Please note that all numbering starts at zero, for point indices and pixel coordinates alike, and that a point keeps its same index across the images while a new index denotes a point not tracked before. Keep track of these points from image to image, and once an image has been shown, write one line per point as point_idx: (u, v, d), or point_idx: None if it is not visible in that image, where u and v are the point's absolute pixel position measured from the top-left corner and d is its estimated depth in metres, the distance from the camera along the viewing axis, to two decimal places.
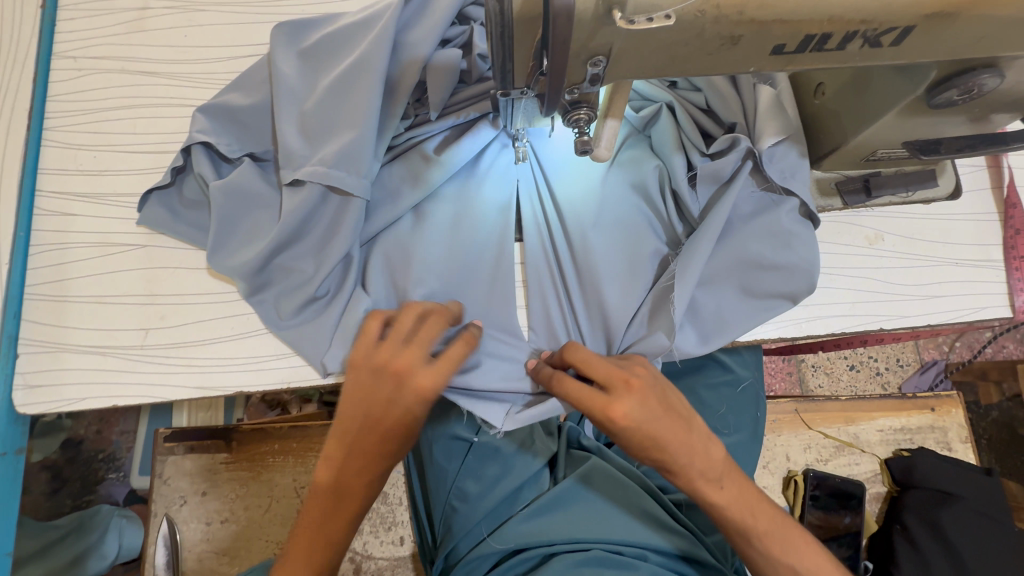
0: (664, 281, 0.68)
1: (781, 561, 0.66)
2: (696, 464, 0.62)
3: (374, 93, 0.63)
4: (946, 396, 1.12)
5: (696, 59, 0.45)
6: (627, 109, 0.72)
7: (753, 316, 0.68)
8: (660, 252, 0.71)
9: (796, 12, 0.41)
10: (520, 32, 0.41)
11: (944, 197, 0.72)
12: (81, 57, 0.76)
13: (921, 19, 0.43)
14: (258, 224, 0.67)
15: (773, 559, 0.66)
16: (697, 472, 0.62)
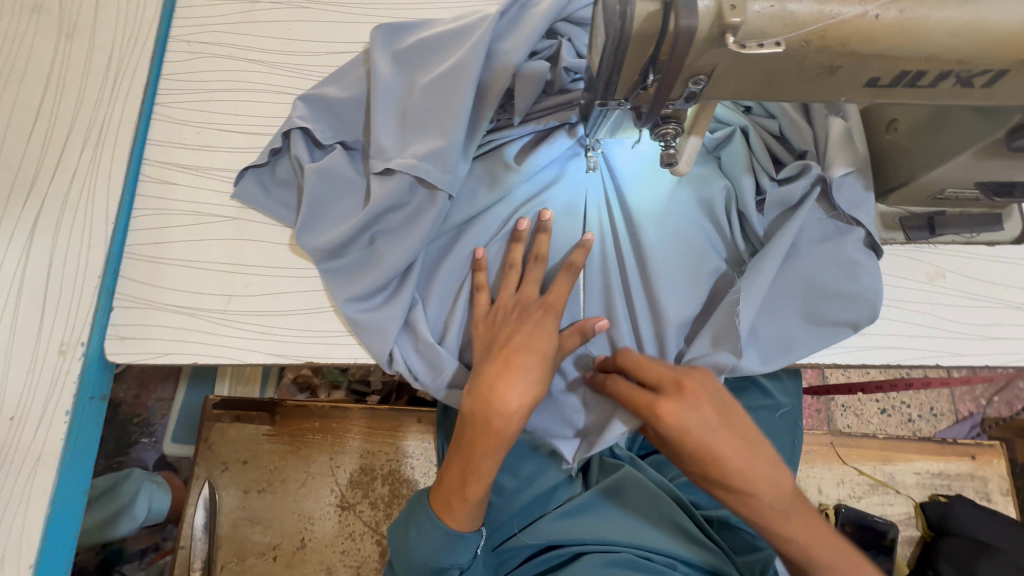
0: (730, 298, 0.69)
1: None
2: (760, 487, 0.62)
3: (467, 96, 0.68)
4: (988, 446, 1.10)
5: (792, 86, 0.47)
6: None
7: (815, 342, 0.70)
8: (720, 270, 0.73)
9: (896, 48, 0.44)
10: (634, 47, 0.44)
11: (1009, 241, 0.72)
12: (193, 42, 0.83)
13: (1016, 64, 0.45)
14: (345, 209, 0.71)
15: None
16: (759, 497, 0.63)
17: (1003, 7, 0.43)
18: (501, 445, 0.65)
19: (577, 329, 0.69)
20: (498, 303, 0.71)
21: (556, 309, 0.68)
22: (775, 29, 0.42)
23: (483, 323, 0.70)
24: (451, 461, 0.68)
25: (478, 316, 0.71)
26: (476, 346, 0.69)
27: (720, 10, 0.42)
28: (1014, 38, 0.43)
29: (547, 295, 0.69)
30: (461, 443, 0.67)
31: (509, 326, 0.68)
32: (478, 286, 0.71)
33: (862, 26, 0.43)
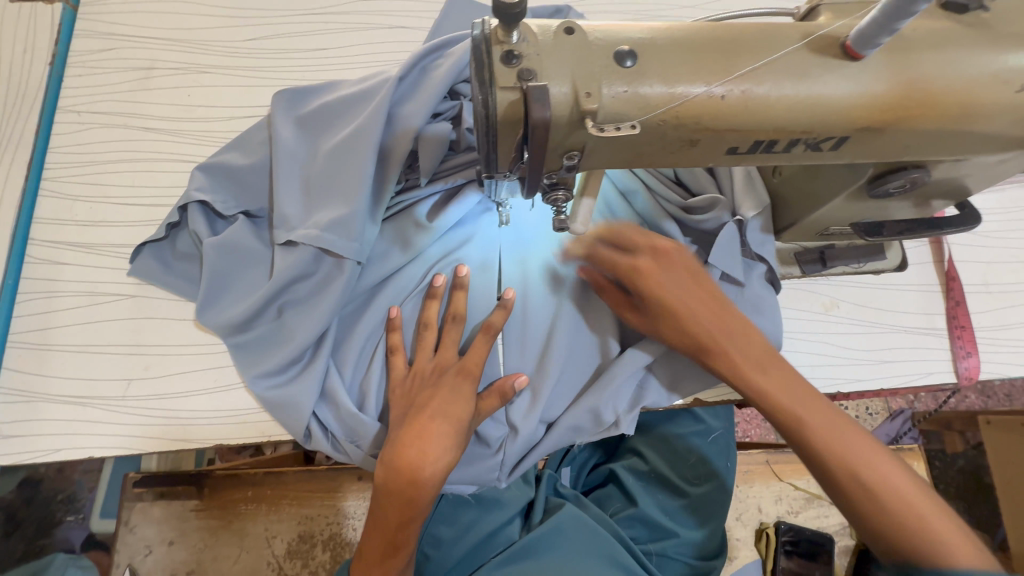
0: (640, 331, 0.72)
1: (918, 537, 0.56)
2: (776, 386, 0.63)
3: (368, 162, 0.68)
4: (909, 450, 1.17)
5: (659, 156, 0.50)
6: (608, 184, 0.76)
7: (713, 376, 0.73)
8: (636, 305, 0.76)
9: (745, 122, 0.47)
10: (503, 131, 0.45)
11: (893, 268, 0.78)
12: (85, 112, 0.79)
13: (853, 131, 0.49)
14: (250, 283, 0.69)
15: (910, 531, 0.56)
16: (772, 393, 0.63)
17: (835, 83, 0.47)
18: (415, 515, 0.63)
19: (497, 391, 0.69)
20: (416, 367, 0.69)
21: (474, 373, 0.68)
22: (632, 112, 0.45)
23: (400, 387, 0.68)
24: (370, 532, 0.65)
25: (394, 382, 0.69)
26: (392, 412, 0.67)
27: (577, 96, 0.44)
28: (847, 109, 0.47)
29: (465, 357, 0.69)
30: (378, 513, 0.64)
31: (426, 390, 0.66)
32: (393, 348, 0.70)
33: (711, 105, 0.46)
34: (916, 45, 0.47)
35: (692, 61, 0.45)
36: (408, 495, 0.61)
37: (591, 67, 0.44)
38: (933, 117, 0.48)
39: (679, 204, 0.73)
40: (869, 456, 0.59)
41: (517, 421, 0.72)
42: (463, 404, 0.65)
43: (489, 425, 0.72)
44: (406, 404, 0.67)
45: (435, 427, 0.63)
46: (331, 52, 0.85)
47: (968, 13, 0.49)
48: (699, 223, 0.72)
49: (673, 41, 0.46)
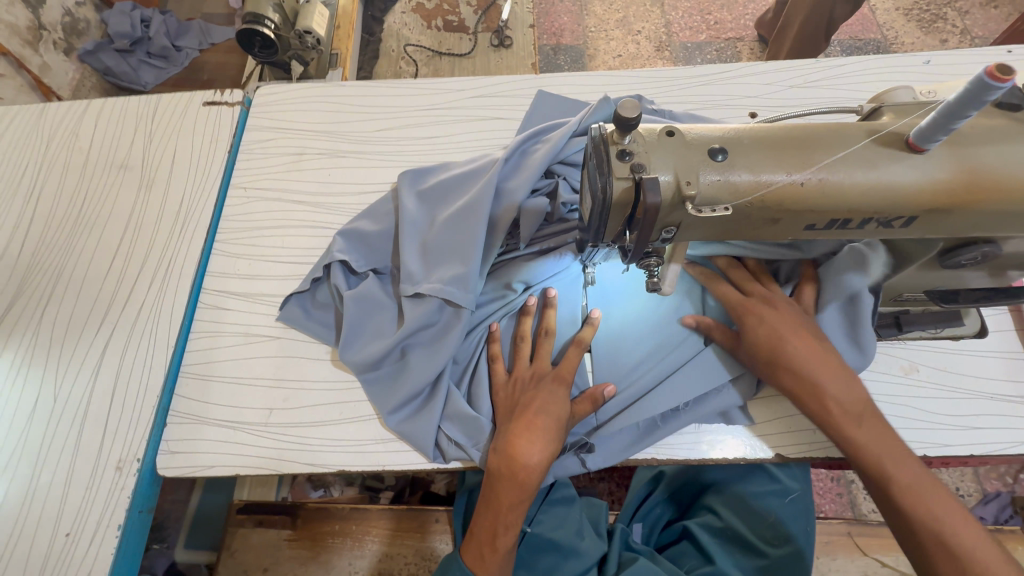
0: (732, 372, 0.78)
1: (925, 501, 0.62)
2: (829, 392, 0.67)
3: (480, 228, 0.80)
4: (1011, 531, 1.10)
5: (746, 232, 0.59)
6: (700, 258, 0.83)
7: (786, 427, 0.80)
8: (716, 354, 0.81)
9: (823, 204, 0.55)
10: (615, 210, 0.56)
11: (973, 334, 0.81)
12: (249, 188, 0.99)
13: (922, 212, 0.56)
14: (381, 326, 0.82)
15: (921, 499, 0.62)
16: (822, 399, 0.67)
17: (903, 170, 0.55)
18: (523, 498, 0.70)
19: (589, 397, 0.78)
20: (516, 373, 0.79)
21: (567, 379, 0.77)
22: (723, 197, 0.54)
23: (503, 390, 0.78)
24: (481, 510, 0.71)
25: (497, 385, 0.79)
26: (498, 411, 0.76)
27: (679, 185, 0.54)
28: (916, 194, 0.55)
29: (558, 366, 0.78)
30: (488, 497, 0.71)
31: (528, 393, 0.75)
32: (493, 357, 0.81)
33: (793, 191, 0.55)
34: (975, 140, 0.55)
35: (774, 155, 0.55)
36: (517, 476, 0.69)
37: (688, 162, 0.55)
38: (997, 199, 0.55)
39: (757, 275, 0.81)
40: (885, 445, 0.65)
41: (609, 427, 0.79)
42: (562, 401, 0.74)
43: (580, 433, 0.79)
44: (510, 401, 0.76)
45: (538, 419, 0.71)
46: (444, 139, 1.02)
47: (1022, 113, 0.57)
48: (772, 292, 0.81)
49: (755, 139, 0.56)
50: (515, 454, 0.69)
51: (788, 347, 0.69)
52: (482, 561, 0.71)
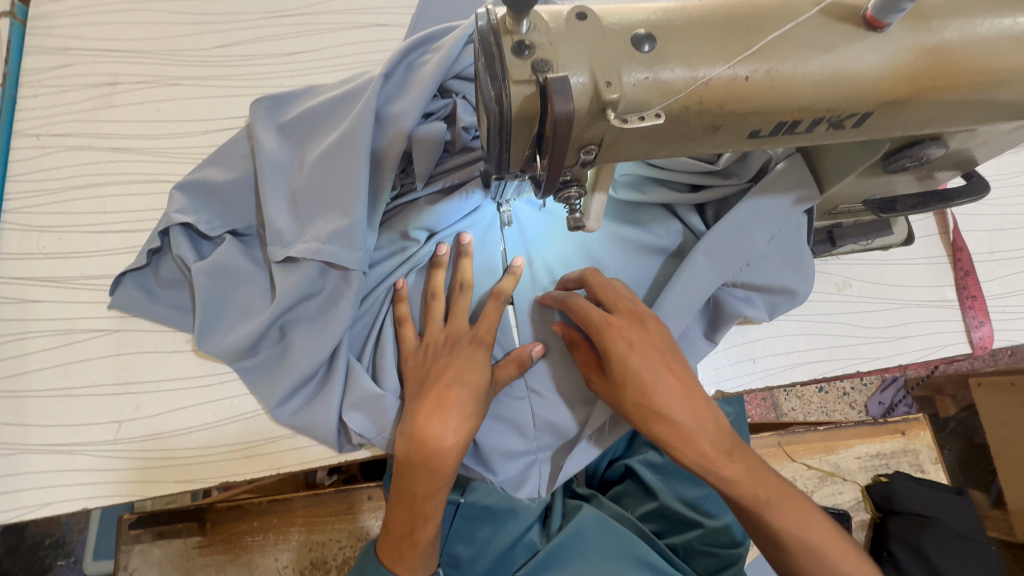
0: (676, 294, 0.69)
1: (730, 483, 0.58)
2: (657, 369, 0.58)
3: (361, 167, 0.63)
4: (914, 420, 1.18)
5: (680, 145, 0.47)
6: (622, 183, 0.72)
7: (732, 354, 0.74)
8: (648, 287, 0.74)
9: (769, 103, 0.44)
10: (517, 127, 0.42)
11: (900, 242, 0.77)
12: (45, 135, 0.74)
13: (877, 106, 0.47)
14: (249, 301, 0.65)
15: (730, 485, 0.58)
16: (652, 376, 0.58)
17: (860, 55, 0.45)
18: (442, 486, 0.59)
19: (514, 360, 0.67)
20: (428, 337, 0.66)
21: (487, 341, 0.65)
22: (653, 99, 0.42)
23: (413, 359, 0.65)
24: (394, 503, 0.61)
25: (406, 354, 0.66)
26: (407, 385, 0.64)
27: (596, 87, 0.41)
28: (870, 85, 0.46)
29: (476, 326, 0.66)
30: (400, 488, 0.60)
31: (440, 361, 0.63)
32: (401, 320, 0.67)
33: (735, 87, 0.43)
34: (936, 16, 0.46)
35: (709, 41, 0.43)
36: (431, 465, 0.58)
37: (607, 54, 0.41)
38: (954, 84, 0.47)
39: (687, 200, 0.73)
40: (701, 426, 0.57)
41: (540, 385, 0.71)
42: (482, 369, 0.63)
43: (508, 397, 0.70)
44: (421, 373, 0.64)
45: (452, 394, 0.60)
46: (308, 55, 0.80)
47: None
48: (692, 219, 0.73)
49: (688, 22, 0.43)
50: (428, 441, 0.58)
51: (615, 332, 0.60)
52: (402, 557, 0.62)
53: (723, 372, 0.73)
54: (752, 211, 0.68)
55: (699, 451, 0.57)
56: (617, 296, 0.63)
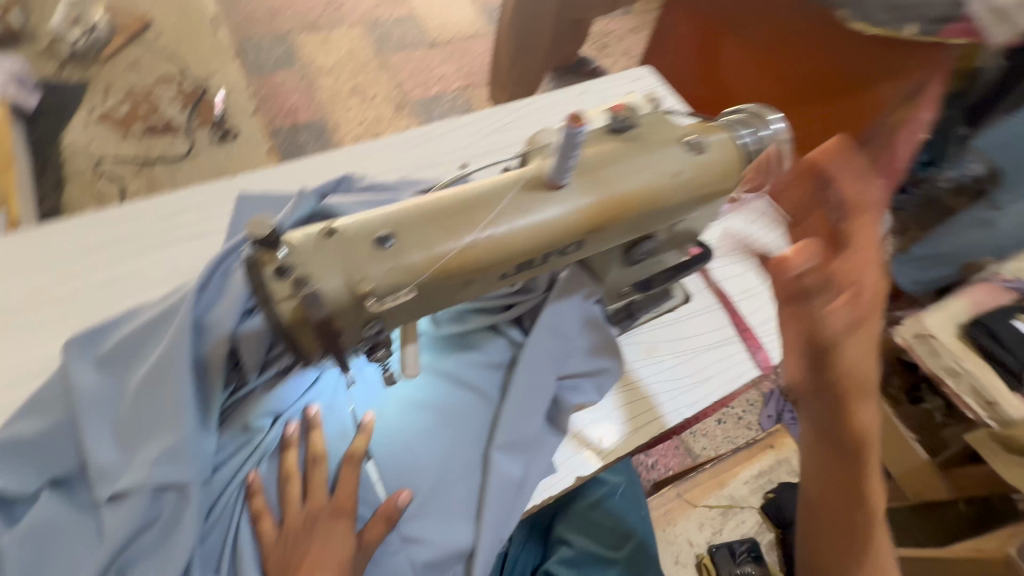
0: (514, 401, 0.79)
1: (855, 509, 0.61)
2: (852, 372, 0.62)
3: (185, 380, 0.66)
4: (776, 431, 1.35)
5: (447, 300, 0.59)
6: (444, 317, 0.83)
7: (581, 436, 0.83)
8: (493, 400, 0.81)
9: (499, 256, 0.58)
10: (296, 332, 0.50)
11: (684, 301, 0.96)
12: None
13: (582, 235, 0.63)
14: (78, 556, 0.61)
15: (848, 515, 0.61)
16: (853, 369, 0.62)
17: (554, 206, 0.60)
18: None
19: (381, 516, 0.69)
20: (287, 525, 0.66)
21: (347, 509, 0.67)
22: (404, 280, 0.53)
23: (275, 553, 0.65)
24: None
25: (267, 551, 0.65)
26: None
27: (352, 285, 0.51)
28: (569, 224, 0.62)
29: (334, 496, 0.68)
30: None
31: (301, 548, 0.64)
32: (257, 514, 0.67)
33: (468, 253, 0.56)
34: (601, 167, 0.65)
35: (439, 224, 0.55)
36: None
37: (356, 257, 0.51)
38: (628, 207, 0.66)
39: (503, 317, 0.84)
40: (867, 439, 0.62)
41: (417, 530, 0.72)
42: (345, 542, 0.65)
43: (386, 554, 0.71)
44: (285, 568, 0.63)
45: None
46: (127, 281, 0.85)
47: (625, 134, 0.69)
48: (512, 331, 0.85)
49: (421, 213, 0.55)
50: None
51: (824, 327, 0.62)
52: None
53: (576, 456, 0.82)
54: (551, 315, 0.82)
55: (870, 436, 0.62)
56: (876, 194, 0.68)
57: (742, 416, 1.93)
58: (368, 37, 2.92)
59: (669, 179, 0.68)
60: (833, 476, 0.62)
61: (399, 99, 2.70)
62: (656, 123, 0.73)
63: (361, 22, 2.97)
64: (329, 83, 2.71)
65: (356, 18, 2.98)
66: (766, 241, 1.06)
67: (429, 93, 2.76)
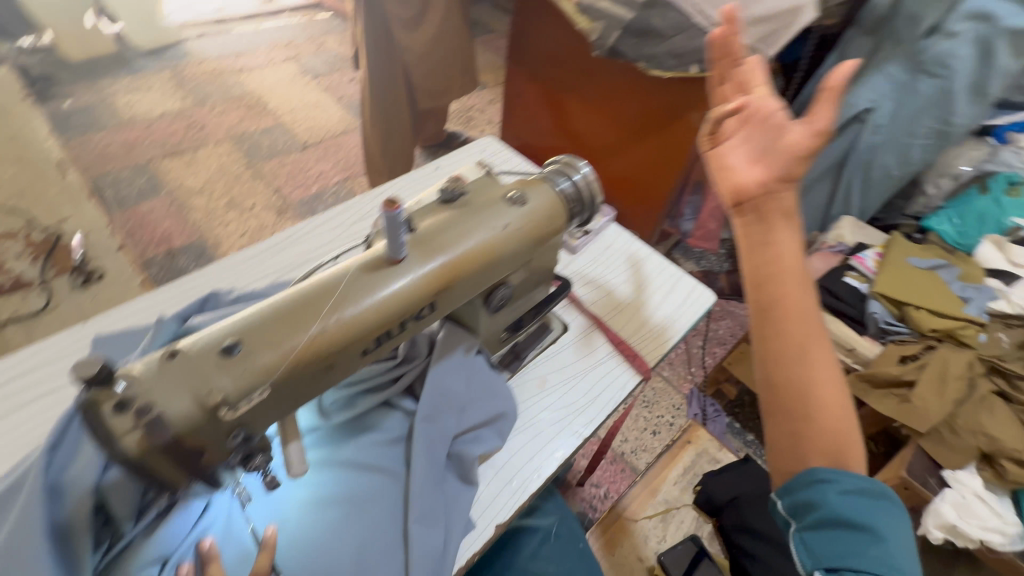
0: (420, 469, 0.80)
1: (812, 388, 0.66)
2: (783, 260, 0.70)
3: (40, 555, 0.59)
4: (690, 426, 1.47)
5: (313, 387, 0.62)
6: (334, 405, 0.85)
7: (494, 485, 0.86)
8: (398, 474, 0.81)
9: (354, 335, 0.62)
10: (149, 462, 0.51)
11: (563, 331, 1.05)
12: None
13: (432, 297, 0.70)
14: None
15: (812, 394, 0.66)
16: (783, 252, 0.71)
17: (398, 278, 0.67)
18: None
19: None
20: None
21: None
22: (257, 381, 0.55)
23: None
24: None
25: None
26: None
27: (201, 401, 0.52)
28: (416, 291, 0.68)
29: None
30: None
31: None
32: None
33: (320, 342, 0.60)
34: (435, 236, 0.72)
35: (285, 320, 0.59)
36: None
37: (201, 373, 0.53)
38: (470, 262, 0.74)
39: (393, 388, 0.87)
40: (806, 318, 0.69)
41: None
42: None
43: None
44: None
45: None
46: None
47: (455, 202, 0.78)
48: (403, 401, 0.87)
49: (265, 316, 0.59)
50: None
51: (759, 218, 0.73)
52: None
53: (494, 506, 0.84)
54: (436, 374, 0.86)
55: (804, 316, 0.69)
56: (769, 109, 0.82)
57: (671, 420, 2.05)
58: (236, 152, 2.94)
59: (500, 232, 0.77)
60: (765, 296, 0.70)
61: (280, 203, 2.71)
62: (483, 187, 0.83)
63: (227, 139, 3.00)
64: (202, 202, 2.66)
65: (221, 136, 3.00)
66: (621, 261, 1.20)
67: (310, 192, 2.80)
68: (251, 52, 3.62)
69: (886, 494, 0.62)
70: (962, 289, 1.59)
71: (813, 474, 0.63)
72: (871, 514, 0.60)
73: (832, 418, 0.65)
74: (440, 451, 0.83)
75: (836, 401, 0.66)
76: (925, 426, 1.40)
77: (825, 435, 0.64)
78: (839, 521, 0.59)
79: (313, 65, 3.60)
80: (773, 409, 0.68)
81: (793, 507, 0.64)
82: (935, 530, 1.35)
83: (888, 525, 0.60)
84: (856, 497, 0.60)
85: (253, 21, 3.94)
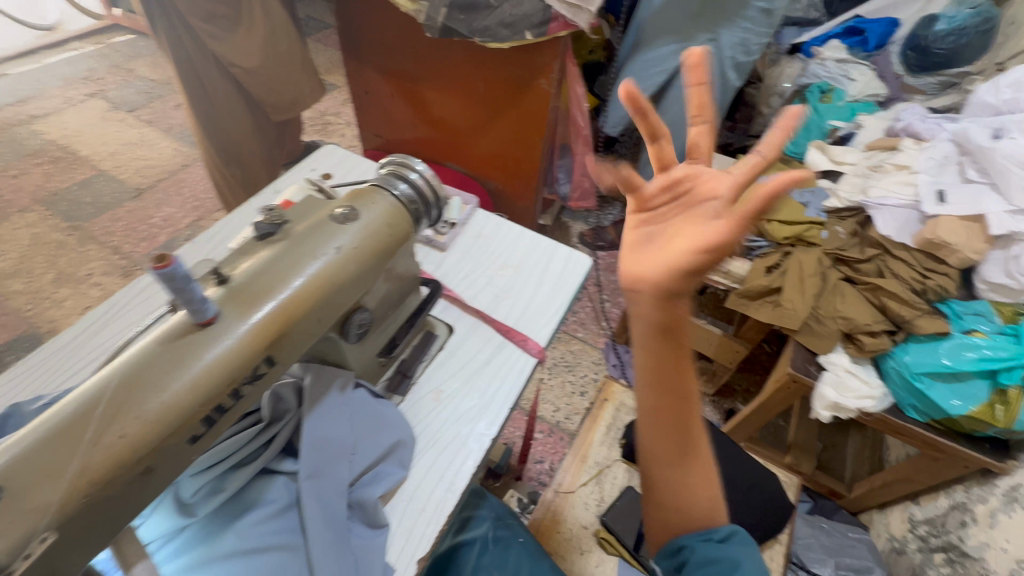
0: (316, 529, 0.72)
1: (677, 488, 0.75)
2: (682, 383, 0.73)
3: None
4: (605, 383, 1.52)
5: (132, 498, 0.52)
6: (197, 496, 0.72)
7: (408, 516, 0.80)
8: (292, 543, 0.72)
9: (166, 425, 0.53)
10: None
11: (448, 333, 1.01)
12: None
13: (266, 352, 0.61)
14: None
15: (675, 491, 0.75)
16: (678, 370, 0.73)
17: (210, 347, 0.57)
18: None
19: None
20: None
21: None
22: (37, 525, 0.46)
23: None
24: None
25: None
26: None
27: None
28: (239, 356, 0.58)
29: None
30: None
31: None
32: None
33: (118, 451, 0.50)
34: (253, 281, 0.63)
35: (62, 444, 0.48)
36: None
37: None
38: (303, 302, 0.65)
39: (264, 455, 0.77)
40: (693, 429, 0.74)
41: None
42: None
43: None
44: None
45: None
46: None
47: (276, 234, 0.69)
48: (282, 463, 0.78)
49: (31, 442, 0.48)
50: None
51: (665, 336, 0.71)
52: None
53: (412, 536, 0.78)
54: (312, 423, 0.78)
55: (691, 426, 0.74)
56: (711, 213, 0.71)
57: (594, 377, 2.11)
58: (52, 216, 2.48)
59: (333, 257, 0.69)
60: (667, 408, 0.74)
61: (123, 263, 2.34)
62: (307, 210, 0.74)
63: (35, 204, 2.52)
64: (21, 285, 2.22)
65: (26, 202, 2.51)
66: (493, 248, 1.18)
67: (157, 243, 2.44)
68: (40, 95, 3.05)
69: (743, 538, 0.73)
70: (800, 195, 1.78)
71: (683, 538, 0.73)
72: (732, 553, 0.70)
73: (674, 514, 0.75)
74: (337, 504, 0.75)
75: (702, 493, 0.75)
76: (797, 323, 1.55)
77: (687, 521, 0.75)
78: (709, 564, 0.69)
79: (125, 97, 3.11)
80: (652, 500, 0.77)
81: (675, 564, 0.73)
82: (824, 412, 1.50)
83: (746, 560, 0.71)
84: (718, 542, 0.71)
85: (34, 58, 3.31)
